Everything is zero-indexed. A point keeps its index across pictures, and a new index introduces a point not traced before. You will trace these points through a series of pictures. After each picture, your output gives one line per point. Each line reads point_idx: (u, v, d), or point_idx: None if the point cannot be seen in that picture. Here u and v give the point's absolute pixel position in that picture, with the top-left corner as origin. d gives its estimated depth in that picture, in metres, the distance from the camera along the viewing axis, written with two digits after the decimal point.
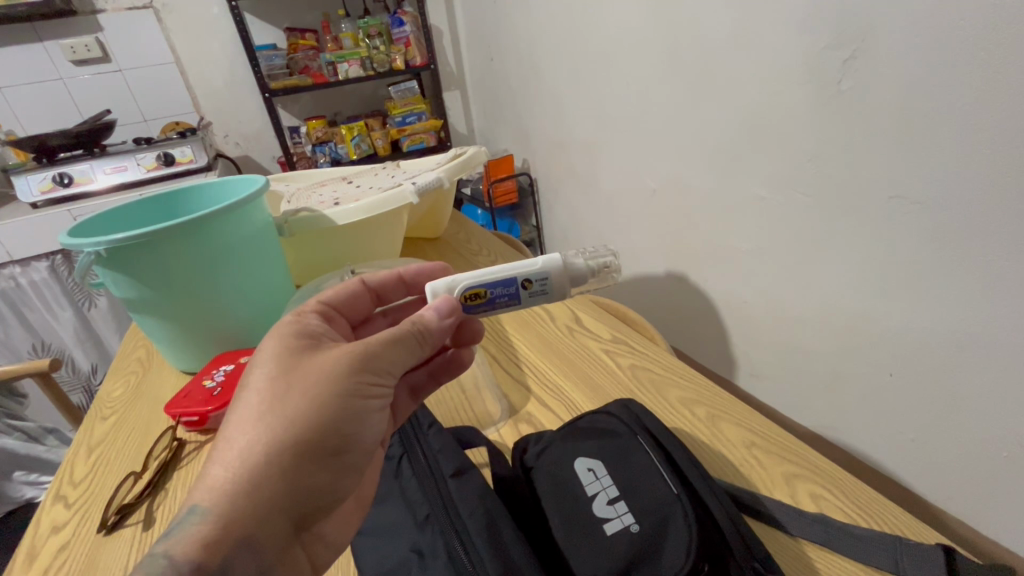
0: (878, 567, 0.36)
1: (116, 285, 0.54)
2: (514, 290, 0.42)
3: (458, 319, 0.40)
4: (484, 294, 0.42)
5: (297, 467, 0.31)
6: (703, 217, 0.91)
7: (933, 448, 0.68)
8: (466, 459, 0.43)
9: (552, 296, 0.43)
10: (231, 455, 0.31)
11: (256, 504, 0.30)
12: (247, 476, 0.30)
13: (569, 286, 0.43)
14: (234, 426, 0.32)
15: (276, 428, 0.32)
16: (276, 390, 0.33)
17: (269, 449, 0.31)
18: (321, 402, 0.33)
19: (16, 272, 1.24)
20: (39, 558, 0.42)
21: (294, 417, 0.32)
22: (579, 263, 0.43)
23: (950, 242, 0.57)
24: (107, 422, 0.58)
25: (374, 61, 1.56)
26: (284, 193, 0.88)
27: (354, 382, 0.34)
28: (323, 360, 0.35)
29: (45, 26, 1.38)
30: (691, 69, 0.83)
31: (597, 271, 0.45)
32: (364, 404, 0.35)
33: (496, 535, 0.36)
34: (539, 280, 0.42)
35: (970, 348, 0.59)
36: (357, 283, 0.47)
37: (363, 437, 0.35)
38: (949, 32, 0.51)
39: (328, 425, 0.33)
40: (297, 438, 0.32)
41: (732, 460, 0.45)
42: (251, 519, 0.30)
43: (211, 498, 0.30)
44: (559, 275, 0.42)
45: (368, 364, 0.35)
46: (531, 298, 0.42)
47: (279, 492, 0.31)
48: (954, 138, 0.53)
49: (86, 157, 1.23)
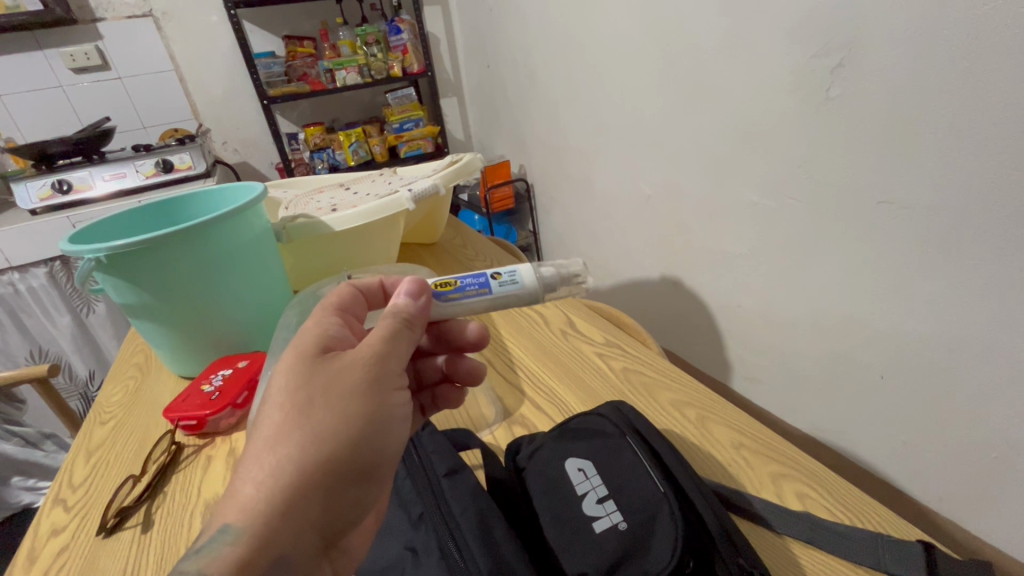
0: (862, 565, 0.37)
1: (117, 292, 0.55)
2: (483, 279, 0.42)
3: (429, 299, 0.40)
4: (454, 282, 0.42)
5: (327, 485, 0.32)
6: (697, 222, 0.93)
7: (924, 449, 0.69)
8: (459, 458, 0.44)
9: (523, 290, 0.42)
10: (261, 472, 0.31)
11: (289, 522, 0.31)
12: (279, 494, 0.31)
13: (540, 286, 0.42)
14: (259, 442, 0.32)
15: (306, 444, 0.32)
16: (299, 405, 0.33)
17: (301, 468, 0.32)
18: (347, 415, 0.34)
19: (15, 278, 1.24)
20: (39, 559, 0.43)
21: (320, 436, 0.33)
22: (550, 266, 0.43)
23: (938, 245, 0.58)
24: (106, 427, 0.58)
25: (371, 68, 1.58)
26: (281, 198, 0.89)
27: (374, 396, 0.35)
28: (343, 372, 0.35)
29: (46, 34, 1.39)
30: (684, 77, 0.84)
31: (570, 280, 0.44)
32: (386, 414, 0.36)
33: (487, 531, 0.37)
34: (507, 272, 0.42)
35: (959, 350, 0.60)
36: (347, 287, 0.45)
37: (389, 449, 0.36)
38: (933, 41, 0.52)
39: (354, 442, 0.34)
40: (325, 457, 0.32)
41: (720, 460, 0.46)
42: (285, 539, 0.31)
43: (244, 519, 0.30)
44: (527, 269, 0.42)
45: (382, 374, 0.36)
46: (500, 288, 0.41)
47: (310, 508, 0.32)
48: (941, 143, 0.55)
49: (85, 165, 1.23)
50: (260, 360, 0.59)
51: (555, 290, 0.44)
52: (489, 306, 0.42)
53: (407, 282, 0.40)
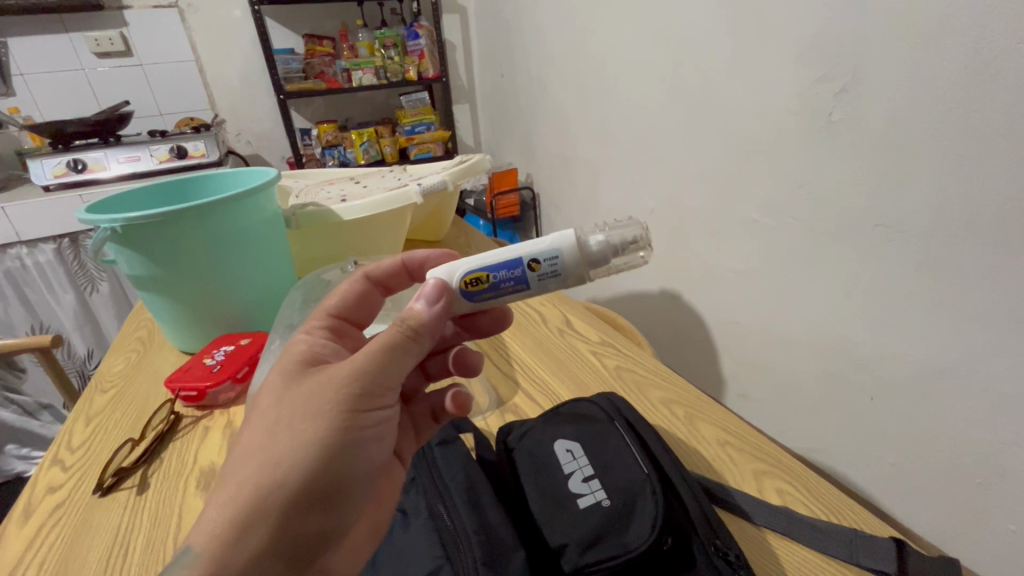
0: (834, 558, 0.38)
1: (128, 264, 0.57)
2: (520, 274, 0.37)
3: (451, 302, 0.39)
4: (487, 278, 0.38)
5: (282, 512, 0.33)
6: (697, 237, 0.95)
7: (909, 473, 0.69)
8: (451, 432, 0.48)
9: (565, 281, 0.38)
10: (227, 495, 0.33)
11: (245, 549, 0.32)
12: (235, 520, 0.32)
13: (585, 269, 0.38)
14: (235, 460, 0.35)
15: (265, 469, 0.33)
16: (268, 422, 0.35)
17: (256, 492, 0.33)
18: (310, 438, 0.34)
19: (23, 252, 1.25)
20: (35, 514, 0.44)
21: (280, 457, 0.34)
22: (596, 242, 0.38)
23: (931, 271, 0.60)
24: (106, 394, 0.59)
25: (387, 70, 1.61)
26: (292, 187, 0.91)
27: (342, 416, 0.35)
28: (311, 390, 0.36)
29: (72, 18, 1.42)
30: (691, 94, 0.86)
31: (622, 253, 0.39)
32: (353, 434, 0.35)
33: (475, 496, 0.40)
34: (548, 260, 0.37)
35: (947, 375, 0.61)
36: (360, 279, 0.49)
37: (356, 471, 0.36)
38: (931, 73, 0.54)
39: (314, 466, 0.34)
40: (282, 479, 0.33)
41: (705, 455, 0.47)
42: (244, 562, 0.32)
43: (204, 544, 0.32)
44: (572, 254, 0.37)
45: (356, 393, 0.36)
46: (540, 281, 0.38)
47: (268, 536, 0.33)
48: (936, 171, 0.56)
49: (100, 146, 1.26)
50: (262, 338, 0.61)
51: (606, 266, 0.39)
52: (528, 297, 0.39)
53: (430, 284, 0.39)
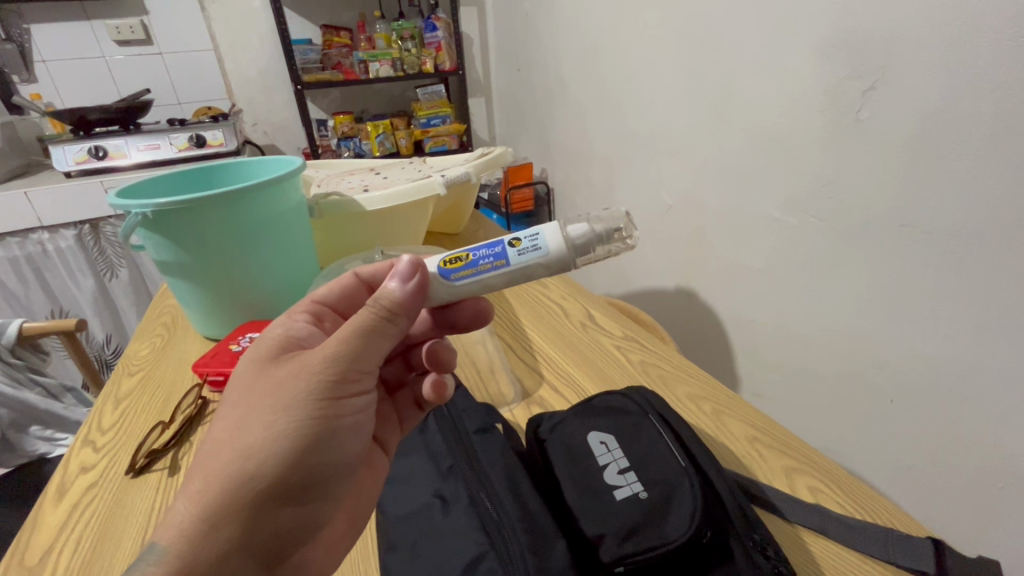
0: (869, 556, 0.38)
1: (156, 250, 0.57)
2: (500, 250, 0.38)
3: (424, 279, 0.38)
4: (466, 257, 0.39)
5: (255, 504, 0.34)
6: (716, 234, 0.94)
7: (929, 476, 0.68)
8: (487, 420, 0.48)
9: (547, 255, 0.38)
10: (199, 488, 0.33)
11: (216, 543, 0.32)
12: (207, 517, 0.32)
13: (567, 248, 0.39)
14: (205, 452, 0.35)
15: (236, 463, 0.34)
16: (240, 413, 0.36)
17: (227, 485, 0.33)
18: (282, 429, 0.34)
19: (44, 237, 1.27)
20: (68, 493, 0.45)
21: (250, 450, 0.34)
22: (577, 226, 0.40)
23: (957, 271, 0.59)
24: (132, 377, 0.60)
25: (404, 62, 1.59)
26: (313, 177, 0.91)
27: (316, 406, 0.35)
28: (285, 380, 0.36)
29: (94, 7, 1.44)
30: (714, 90, 0.85)
31: (604, 240, 0.40)
32: (327, 423, 0.36)
33: (515, 486, 0.40)
34: (528, 237, 0.38)
35: (972, 379, 0.60)
36: (351, 276, 0.49)
37: (332, 460, 0.37)
38: (963, 71, 0.53)
39: (288, 456, 0.34)
40: (253, 471, 0.34)
41: (734, 451, 0.47)
42: (213, 558, 0.32)
43: (172, 539, 0.32)
44: (552, 231, 0.39)
45: (331, 381, 0.36)
46: (520, 256, 0.38)
47: (242, 530, 0.33)
48: (967, 173, 0.55)
49: (121, 133, 1.27)
50: None
51: (590, 254, 0.40)
52: (510, 279, 0.39)
53: (405, 263, 0.39)
